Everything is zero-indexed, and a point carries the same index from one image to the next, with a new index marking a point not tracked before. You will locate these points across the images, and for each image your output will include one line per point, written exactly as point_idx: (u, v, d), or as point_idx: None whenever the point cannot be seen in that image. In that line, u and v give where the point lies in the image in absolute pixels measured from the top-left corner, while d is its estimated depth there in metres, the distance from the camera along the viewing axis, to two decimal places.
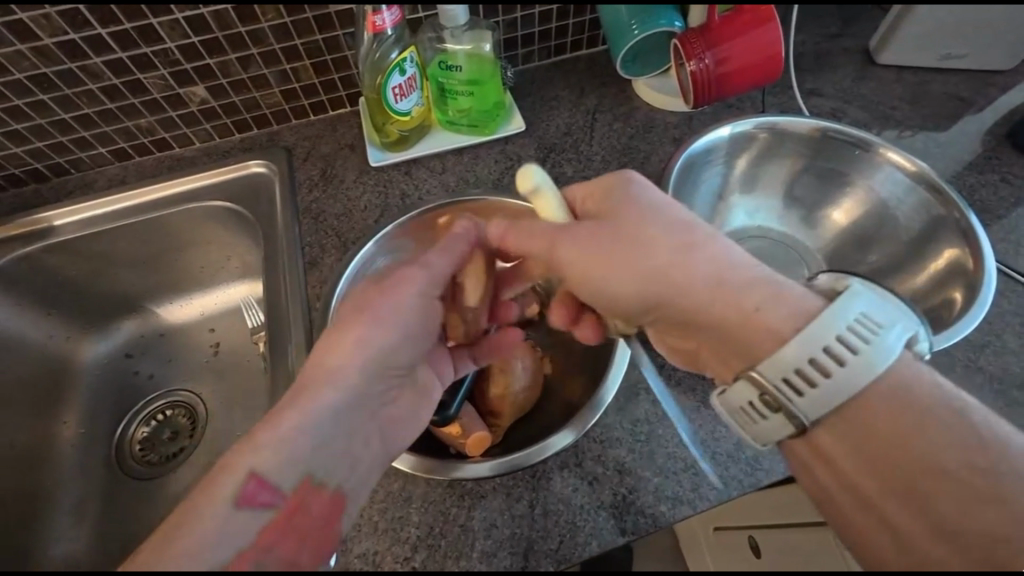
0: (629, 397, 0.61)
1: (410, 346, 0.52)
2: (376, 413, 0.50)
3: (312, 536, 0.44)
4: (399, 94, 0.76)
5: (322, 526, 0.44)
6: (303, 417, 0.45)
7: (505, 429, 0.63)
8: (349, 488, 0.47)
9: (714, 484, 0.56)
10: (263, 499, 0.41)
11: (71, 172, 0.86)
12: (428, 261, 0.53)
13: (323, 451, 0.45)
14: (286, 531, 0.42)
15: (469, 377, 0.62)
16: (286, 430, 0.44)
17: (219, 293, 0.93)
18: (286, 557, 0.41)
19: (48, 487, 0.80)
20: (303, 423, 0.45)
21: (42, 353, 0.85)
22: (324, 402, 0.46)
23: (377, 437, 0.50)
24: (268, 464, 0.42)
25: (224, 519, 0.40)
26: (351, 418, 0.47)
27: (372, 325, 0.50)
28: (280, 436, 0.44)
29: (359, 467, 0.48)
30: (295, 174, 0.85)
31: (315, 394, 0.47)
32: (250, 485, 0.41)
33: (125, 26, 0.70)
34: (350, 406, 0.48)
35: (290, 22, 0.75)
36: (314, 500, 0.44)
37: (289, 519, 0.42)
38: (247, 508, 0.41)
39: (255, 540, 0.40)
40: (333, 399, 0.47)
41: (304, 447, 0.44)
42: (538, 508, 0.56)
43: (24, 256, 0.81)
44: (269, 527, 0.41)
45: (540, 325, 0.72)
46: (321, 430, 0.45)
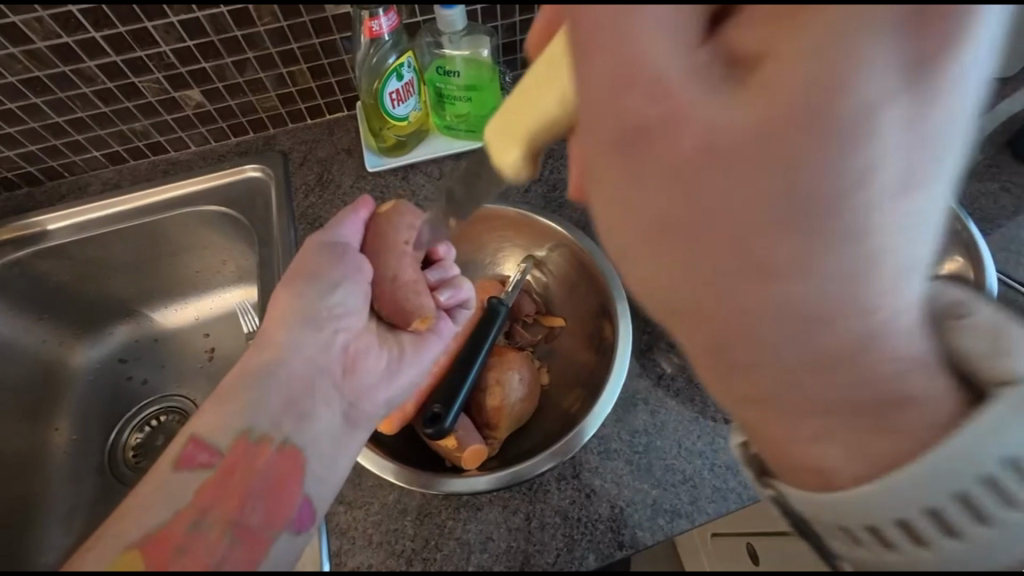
0: (627, 408, 0.61)
1: (345, 297, 0.58)
2: (316, 359, 0.55)
3: (262, 498, 0.45)
4: (396, 99, 0.76)
5: (269, 488, 0.46)
6: (242, 380, 0.51)
7: (501, 440, 0.62)
8: (300, 438, 0.50)
9: (712, 496, 0.56)
10: (201, 460, 0.46)
11: (65, 176, 0.85)
12: (326, 232, 0.59)
13: (261, 407, 0.50)
14: (225, 491, 0.44)
15: (465, 389, 0.60)
16: (218, 395, 0.51)
17: (215, 297, 0.92)
18: (222, 516, 0.42)
19: (39, 491, 0.79)
20: (242, 388, 0.51)
21: (34, 358, 0.84)
22: (258, 361, 0.53)
23: (325, 380, 0.55)
24: (205, 429, 0.48)
25: (164, 483, 0.44)
26: (282, 368, 0.53)
27: (310, 287, 0.57)
28: (220, 403, 0.50)
29: (308, 421, 0.51)
30: (291, 179, 0.84)
31: (257, 356, 0.53)
32: (188, 448, 0.47)
33: (119, 29, 0.69)
34: (285, 360, 0.54)
35: (286, 25, 0.74)
36: (253, 455, 0.47)
37: (225, 478, 0.45)
38: (184, 470, 0.45)
39: (194, 500, 0.43)
40: (266, 358, 0.53)
41: (236, 405, 0.50)
42: (535, 521, 0.55)
43: (16, 260, 0.80)
44: (204, 487, 0.44)
45: (538, 332, 0.71)
46: (256, 385, 0.51)
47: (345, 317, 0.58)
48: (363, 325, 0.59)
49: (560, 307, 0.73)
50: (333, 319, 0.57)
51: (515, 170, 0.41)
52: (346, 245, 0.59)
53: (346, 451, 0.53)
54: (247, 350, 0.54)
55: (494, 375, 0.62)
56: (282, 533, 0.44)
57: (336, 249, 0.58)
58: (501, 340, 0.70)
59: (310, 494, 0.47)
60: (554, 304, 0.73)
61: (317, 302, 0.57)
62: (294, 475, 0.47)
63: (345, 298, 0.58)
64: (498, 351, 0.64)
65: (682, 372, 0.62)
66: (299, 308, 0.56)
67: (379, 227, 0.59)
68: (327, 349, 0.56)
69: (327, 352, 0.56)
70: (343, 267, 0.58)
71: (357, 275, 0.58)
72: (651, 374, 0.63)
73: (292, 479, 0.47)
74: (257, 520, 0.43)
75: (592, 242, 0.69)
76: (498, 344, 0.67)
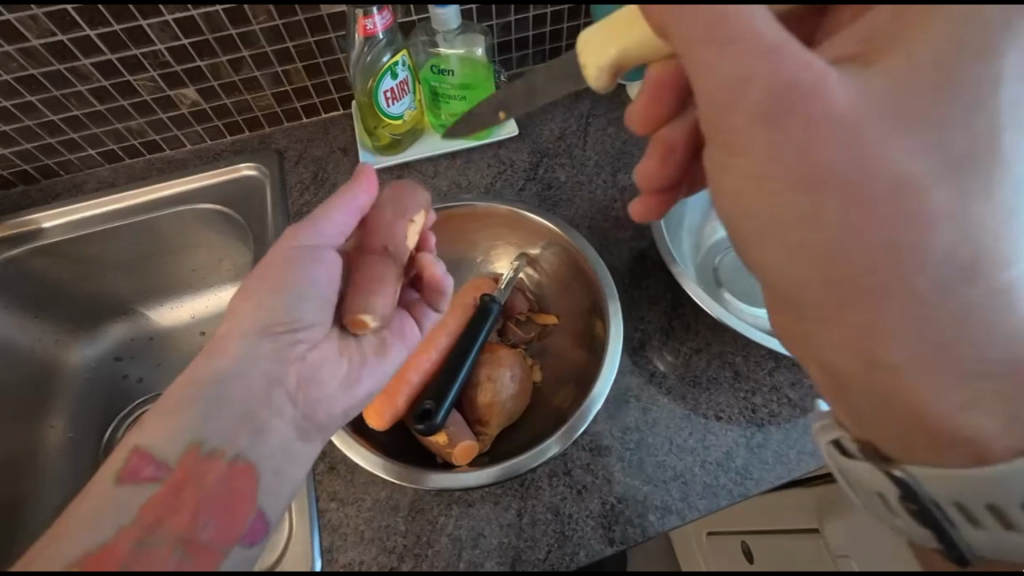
0: (619, 405, 0.61)
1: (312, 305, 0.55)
2: (270, 368, 0.53)
3: (212, 512, 0.45)
4: (391, 97, 0.76)
5: (220, 501, 0.46)
6: (185, 392, 0.50)
7: (491, 437, 0.62)
8: (255, 455, 0.50)
9: (703, 493, 0.56)
10: (147, 474, 0.46)
11: (60, 174, 0.85)
12: (310, 229, 0.56)
13: (209, 423, 0.49)
14: (174, 504, 0.45)
15: (456, 385, 0.60)
16: (161, 404, 0.49)
17: (211, 295, 0.92)
18: (175, 530, 0.43)
19: (33, 489, 0.78)
20: (186, 402, 0.49)
21: (29, 357, 0.84)
22: (202, 371, 0.51)
23: (279, 392, 0.53)
24: (148, 441, 0.47)
25: (108, 497, 0.44)
26: (230, 379, 0.51)
27: (280, 291, 0.54)
28: (162, 417, 0.48)
29: (259, 437, 0.50)
30: (286, 178, 0.84)
31: (204, 364, 0.52)
32: (133, 460, 0.46)
33: (114, 27, 0.70)
34: (236, 369, 0.52)
35: (281, 24, 0.75)
36: (201, 467, 0.47)
37: (174, 491, 0.45)
38: (129, 484, 0.45)
39: (138, 516, 0.43)
40: (211, 370, 0.51)
41: (180, 417, 0.48)
42: (526, 517, 0.55)
43: (11, 258, 0.80)
44: (153, 499, 0.45)
45: (531, 330, 0.72)
46: (202, 395, 0.50)
47: (309, 327, 0.56)
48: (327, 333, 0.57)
49: (552, 306, 0.73)
50: (297, 326, 0.55)
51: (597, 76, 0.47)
52: (322, 245, 0.56)
53: (298, 466, 0.52)
54: (192, 360, 0.52)
55: (484, 372, 0.62)
56: (233, 545, 0.45)
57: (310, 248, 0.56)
58: (494, 337, 0.70)
59: (264, 509, 0.48)
60: (546, 302, 0.73)
61: (283, 308, 0.54)
62: (246, 491, 0.48)
63: (312, 305, 0.55)
64: (490, 348, 0.65)
65: (675, 369, 0.63)
66: (264, 310, 0.54)
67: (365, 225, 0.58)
68: (285, 362, 0.54)
69: (283, 362, 0.54)
70: (317, 270, 0.55)
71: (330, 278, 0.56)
72: (643, 371, 0.63)
73: (246, 493, 0.48)
74: (207, 538, 0.44)
75: (584, 241, 0.69)
76: (491, 342, 0.67)
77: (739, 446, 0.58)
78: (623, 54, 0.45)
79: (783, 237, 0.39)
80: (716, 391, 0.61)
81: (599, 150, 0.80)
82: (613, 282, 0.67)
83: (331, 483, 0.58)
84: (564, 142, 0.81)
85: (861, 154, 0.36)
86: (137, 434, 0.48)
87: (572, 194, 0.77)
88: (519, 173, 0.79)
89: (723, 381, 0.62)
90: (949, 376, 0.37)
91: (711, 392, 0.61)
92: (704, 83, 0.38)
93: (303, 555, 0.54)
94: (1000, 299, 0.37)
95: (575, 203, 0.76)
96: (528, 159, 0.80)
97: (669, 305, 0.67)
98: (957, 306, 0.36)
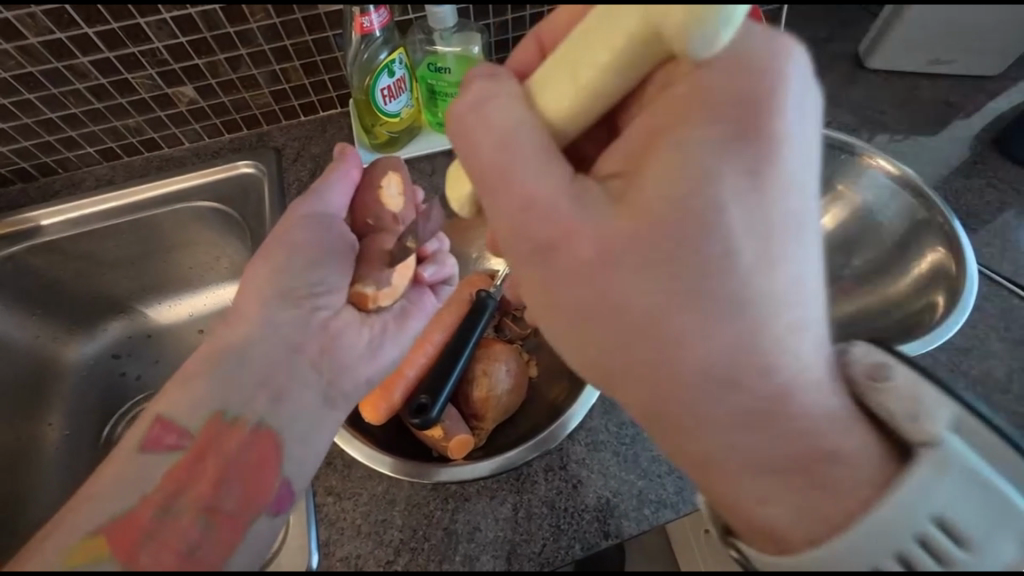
0: (614, 400, 0.61)
1: (333, 270, 0.59)
2: (292, 337, 0.56)
3: (236, 479, 0.46)
4: (388, 95, 0.76)
5: (242, 467, 0.47)
6: (212, 363, 0.52)
7: (486, 432, 0.62)
8: (274, 419, 0.51)
9: (698, 487, 0.56)
10: (169, 442, 0.47)
11: (59, 172, 0.85)
12: (313, 202, 0.61)
13: (233, 388, 0.51)
14: (197, 472, 0.46)
15: (457, 372, 0.61)
16: (187, 375, 0.52)
17: (209, 293, 0.93)
18: (195, 499, 0.44)
19: (30, 486, 0.79)
20: (213, 369, 0.52)
21: (27, 354, 0.84)
22: (227, 341, 0.54)
23: (301, 358, 0.56)
24: (172, 411, 0.49)
25: (132, 463, 0.46)
26: (251, 349, 0.54)
27: (297, 258, 0.58)
28: (188, 389, 0.50)
29: (283, 402, 0.52)
30: (284, 176, 0.84)
31: (232, 332, 0.55)
32: (155, 430, 0.48)
33: (112, 25, 0.70)
34: (259, 334, 0.55)
35: (279, 22, 0.75)
36: (226, 432, 0.48)
37: (195, 460, 0.46)
38: (151, 453, 0.47)
39: (160, 484, 0.44)
40: (239, 335, 0.55)
41: (201, 388, 0.50)
42: (522, 511, 0.56)
43: (9, 256, 0.81)
44: (176, 467, 0.46)
45: (528, 326, 0.72)
46: (227, 362, 0.52)
47: (326, 295, 0.59)
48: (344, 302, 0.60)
49: None
50: (316, 293, 0.58)
51: (563, 107, 0.42)
52: (331, 216, 0.61)
53: (322, 432, 0.53)
54: (215, 331, 0.56)
55: (480, 366, 0.63)
56: (259, 514, 0.45)
57: (320, 219, 0.60)
58: (490, 333, 0.70)
59: (288, 476, 0.49)
60: None
61: (299, 277, 0.57)
62: (268, 457, 0.49)
63: (330, 272, 0.59)
64: (488, 343, 0.65)
65: None
66: (286, 279, 0.57)
67: (367, 204, 0.61)
68: (306, 325, 0.57)
69: (304, 330, 0.57)
70: (330, 239, 0.59)
71: (345, 248, 0.60)
72: None
73: (267, 460, 0.48)
74: (230, 504, 0.44)
75: None
76: (487, 337, 0.68)
77: None
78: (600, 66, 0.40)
79: (598, 331, 0.39)
80: None
81: None
82: None
83: (327, 478, 0.58)
84: None
85: (607, 282, 0.38)
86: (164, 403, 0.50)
87: None
88: None
89: None
90: (762, 484, 0.36)
91: None
92: (527, 190, 0.40)
93: (300, 551, 0.53)
94: (791, 406, 0.35)
95: None
96: None
97: None
98: (741, 410, 0.35)
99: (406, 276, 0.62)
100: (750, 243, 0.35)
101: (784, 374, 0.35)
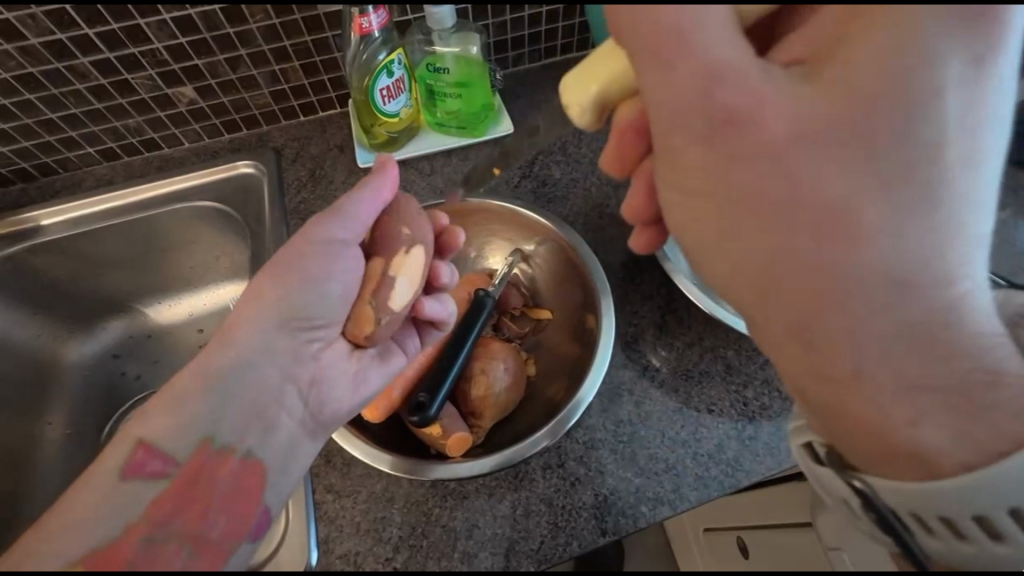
0: (612, 398, 0.62)
1: (336, 304, 0.57)
2: (286, 366, 0.55)
3: (221, 508, 0.45)
4: (387, 95, 0.77)
5: (229, 497, 0.47)
6: (195, 389, 0.51)
7: (484, 429, 0.63)
8: (262, 451, 0.51)
9: (695, 484, 0.57)
10: (153, 469, 0.46)
11: (59, 172, 0.86)
12: (334, 223, 0.56)
13: (222, 419, 0.50)
14: (185, 500, 0.45)
15: (451, 380, 0.61)
16: (173, 393, 0.51)
17: (209, 293, 0.93)
18: (185, 526, 0.43)
19: (31, 484, 0.79)
20: (196, 397, 0.50)
21: (28, 353, 0.85)
22: (216, 366, 0.52)
23: (292, 390, 0.55)
24: (157, 434, 0.48)
25: (114, 492, 0.44)
26: (243, 376, 0.53)
27: (302, 286, 0.55)
28: (174, 411, 0.49)
29: (271, 434, 0.52)
30: (283, 175, 0.85)
31: (215, 359, 0.53)
32: (138, 455, 0.46)
33: (112, 26, 0.70)
34: (251, 359, 0.54)
35: (278, 23, 0.75)
36: (213, 463, 0.48)
37: (182, 488, 0.45)
38: (134, 479, 0.45)
39: (146, 513, 0.43)
40: (224, 364, 0.53)
41: (188, 413, 0.49)
42: (520, 509, 0.56)
43: (9, 256, 0.81)
44: (161, 496, 0.44)
45: (526, 325, 0.72)
46: (216, 388, 0.51)
47: (324, 328, 0.57)
48: (340, 331, 0.59)
49: (546, 301, 0.74)
50: (313, 325, 0.56)
51: (580, 110, 0.46)
52: (343, 244, 0.56)
53: (302, 461, 0.54)
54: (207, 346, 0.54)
55: (478, 364, 0.63)
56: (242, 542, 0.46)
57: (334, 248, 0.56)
58: (489, 332, 0.71)
59: (269, 505, 0.49)
60: (541, 297, 0.74)
61: (304, 305, 0.55)
62: (255, 488, 0.49)
63: (333, 307, 0.57)
64: (488, 342, 0.65)
65: (668, 364, 0.63)
66: (285, 308, 0.55)
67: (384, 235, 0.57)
68: (300, 359, 0.56)
69: (299, 361, 0.56)
70: (342, 272, 0.56)
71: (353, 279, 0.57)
72: (636, 365, 0.64)
73: (253, 490, 0.48)
74: (217, 533, 0.44)
75: (579, 239, 0.70)
76: (485, 336, 0.68)
77: (731, 438, 0.59)
78: (603, 89, 0.44)
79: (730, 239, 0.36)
80: (708, 384, 0.62)
81: (593, 148, 0.81)
82: (605, 278, 0.68)
83: (327, 476, 0.58)
84: (560, 140, 0.82)
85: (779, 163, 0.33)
86: (144, 425, 0.49)
87: (567, 191, 0.78)
88: (515, 170, 0.80)
89: (715, 375, 0.62)
90: (912, 404, 0.33)
91: (703, 385, 0.62)
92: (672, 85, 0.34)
93: (300, 546, 0.54)
94: (961, 315, 0.33)
95: (570, 200, 0.77)
96: (524, 157, 0.81)
97: (663, 301, 0.68)
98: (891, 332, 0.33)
99: (373, 289, 0.56)
100: (970, 135, 0.32)
101: (956, 284, 0.32)
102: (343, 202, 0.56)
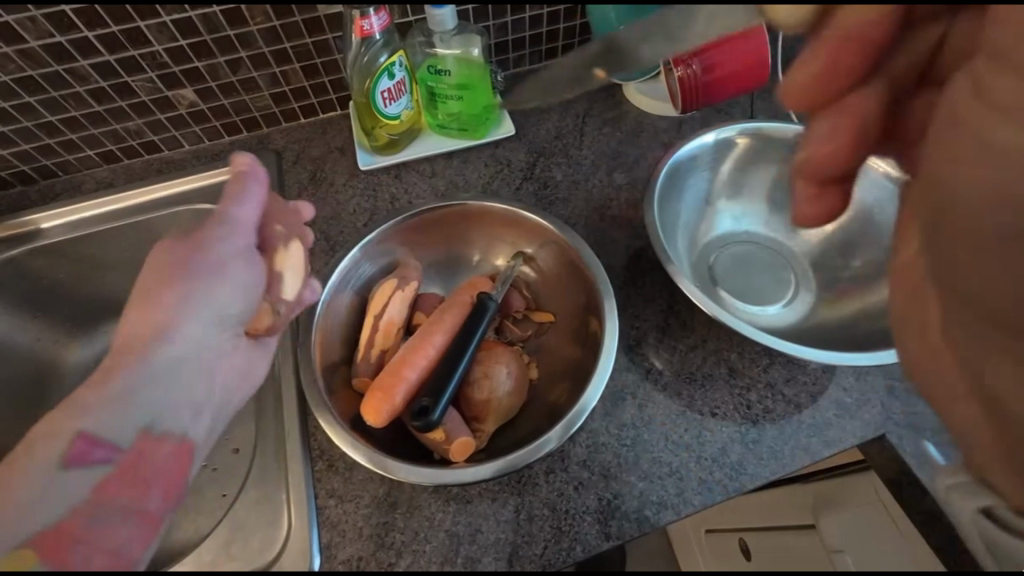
0: (614, 402, 0.61)
1: (243, 286, 0.56)
2: (215, 347, 0.56)
3: (159, 483, 0.48)
4: (388, 98, 0.76)
5: (169, 469, 0.49)
6: (123, 384, 0.50)
7: (487, 434, 0.62)
8: (194, 432, 0.52)
9: (698, 488, 0.56)
10: (96, 458, 0.47)
11: (59, 175, 0.85)
12: (223, 210, 0.56)
13: (156, 403, 0.50)
14: (128, 481, 0.47)
15: (454, 383, 0.60)
16: (99, 389, 0.49)
17: None
18: (127, 505, 0.46)
19: None
20: (126, 390, 0.50)
21: (28, 356, 0.84)
22: (148, 356, 0.51)
23: (216, 370, 0.55)
24: (93, 425, 0.48)
25: (56, 483, 0.45)
26: (170, 359, 0.52)
27: (200, 275, 0.54)
28: (103, 404, 0.49)
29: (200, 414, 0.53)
30: (284, 178, 0.84)
31: (133, 350, 0.51)
32: (80, 445, 0.47)
33: (112, 29, 0.70)
34: (176, 348, 0.53)
35: (279, 25, 0.75)
36: (154, 449, 0.49)
37: (125, 473, 0.47)
38: (78, 469, 0.46)
39: (90, 497, 0.45)
40: (150, 353, 0.52)
41: (120, 406, 0.49)
42: (523, 514, 0.56)
43: (9, 259, 0.81)
44: (103, 483, 0.46)
45: (529, 327, 0.72)
46: (146, 379, 0.51)
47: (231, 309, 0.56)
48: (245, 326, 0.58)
49: (547, 304, 0.74)
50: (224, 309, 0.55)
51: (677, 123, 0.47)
52: (241, 224, 0.57)
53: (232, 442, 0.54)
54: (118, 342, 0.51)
55: (480, 367, 0.63)
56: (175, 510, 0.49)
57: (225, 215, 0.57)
58: (491, 335, 0.71)
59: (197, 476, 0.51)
60: (543, 300, 0.74)
61: (204, 291, 0.54)
62: (186, 462, 0.51)
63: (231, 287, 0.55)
64: (490, 346, 0.65)
65: (671, 367, 0.63)
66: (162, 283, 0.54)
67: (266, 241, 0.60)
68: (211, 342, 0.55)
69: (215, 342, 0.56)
70: (238, 255, 0.56)
71: (251, 261, 0.57)
72: (639, 368, 0.63)
73: (185, 462, 0.51)
74: (157, 504, 0.47)
75: (581, 240, 0.70)
76: (487, 339, 0.68)
77: (734, 442, 0.59)
78: None
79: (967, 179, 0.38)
80: (711, 387, 0.62)
81: (595, 151, 0.82)
82: (609, 281, 0.67)
83: (329, 481, 0.58)
84: (561, 142, 0.83)
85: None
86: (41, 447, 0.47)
87: (568, 193, 0.78)
88: (516, 172, 0.81)
89: (718, 378, 0.62)
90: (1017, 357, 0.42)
91: (707, 389, 0.62)
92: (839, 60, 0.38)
93: (303, 552, 0.54)
94: None
95: (571, 202, 0.78)
96: (525, 159, 0.82)
97: (665, 303, 0.68)
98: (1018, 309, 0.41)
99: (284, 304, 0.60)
100: None
101: None
102: (233, 187, 0.57)
